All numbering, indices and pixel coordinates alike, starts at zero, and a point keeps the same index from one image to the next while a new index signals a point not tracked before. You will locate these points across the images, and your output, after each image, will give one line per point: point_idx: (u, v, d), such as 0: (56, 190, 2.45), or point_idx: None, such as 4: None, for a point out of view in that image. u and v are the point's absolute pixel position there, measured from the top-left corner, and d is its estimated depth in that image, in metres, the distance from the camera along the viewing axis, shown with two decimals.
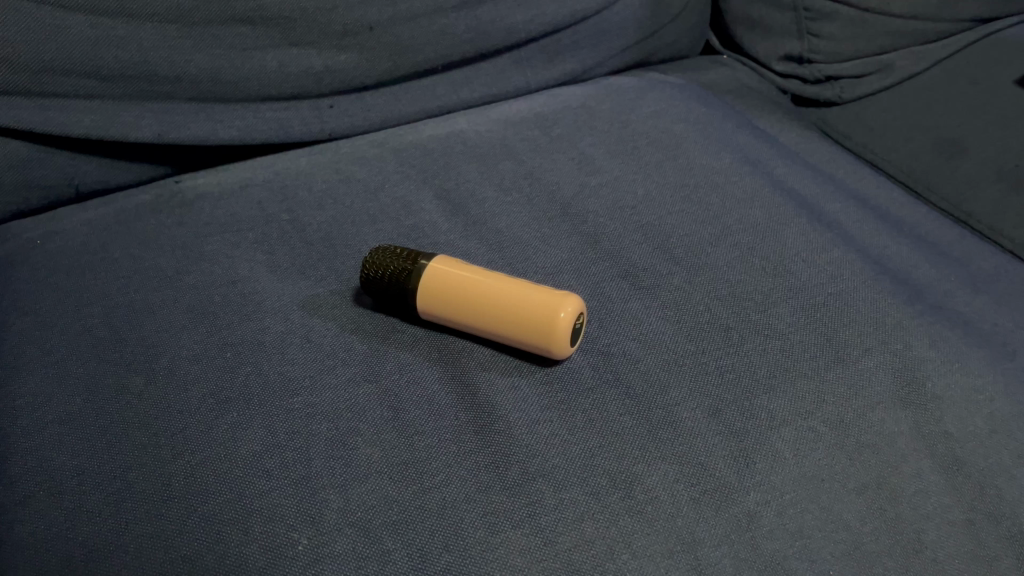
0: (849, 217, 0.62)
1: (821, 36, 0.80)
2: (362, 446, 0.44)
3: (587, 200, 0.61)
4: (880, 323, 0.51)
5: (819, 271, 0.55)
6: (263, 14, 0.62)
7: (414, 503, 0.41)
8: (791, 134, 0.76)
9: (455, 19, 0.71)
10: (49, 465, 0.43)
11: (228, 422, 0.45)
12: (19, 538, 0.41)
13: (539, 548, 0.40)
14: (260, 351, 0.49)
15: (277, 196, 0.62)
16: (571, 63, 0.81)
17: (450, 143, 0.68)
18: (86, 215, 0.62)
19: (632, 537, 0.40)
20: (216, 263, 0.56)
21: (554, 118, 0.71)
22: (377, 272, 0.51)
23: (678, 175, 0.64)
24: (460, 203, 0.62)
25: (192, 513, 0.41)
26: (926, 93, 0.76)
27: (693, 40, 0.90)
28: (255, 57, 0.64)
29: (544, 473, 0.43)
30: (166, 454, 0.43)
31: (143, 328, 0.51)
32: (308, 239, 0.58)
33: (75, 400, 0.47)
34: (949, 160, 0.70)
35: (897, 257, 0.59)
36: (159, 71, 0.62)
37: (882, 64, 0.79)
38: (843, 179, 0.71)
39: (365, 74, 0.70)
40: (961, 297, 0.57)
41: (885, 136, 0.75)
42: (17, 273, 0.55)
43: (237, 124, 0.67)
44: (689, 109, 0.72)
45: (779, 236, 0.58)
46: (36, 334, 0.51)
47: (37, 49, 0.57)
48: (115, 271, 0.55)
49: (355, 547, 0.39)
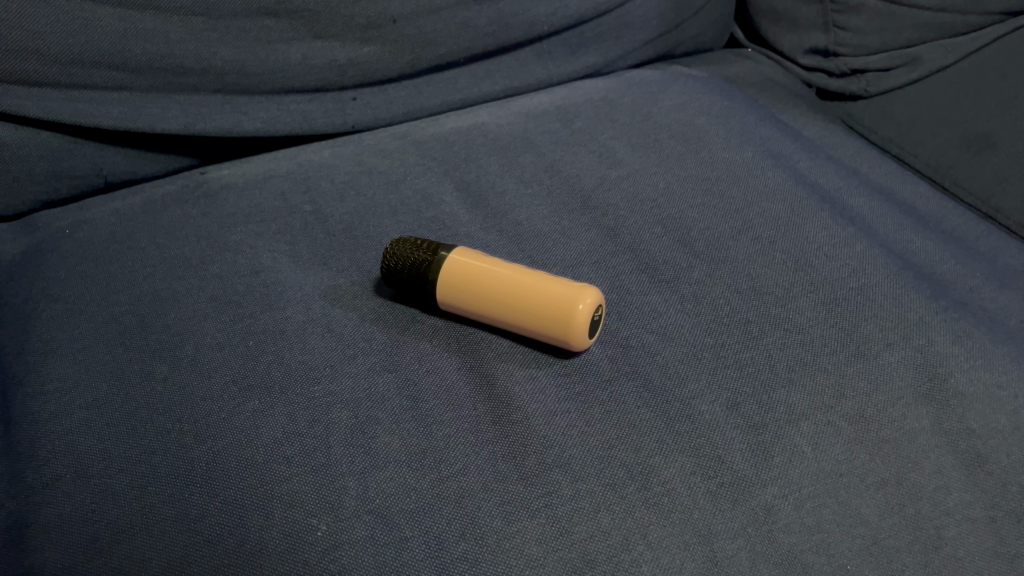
0: (873, 212, 0.62)
1: (847, 28, 0.80)
2: (382, 435, 0.44)
3: (607, 193, 0.61)
4: (902, 318, 0.51)
5: (840, 265, 0.54)
6: (287, 7, 0.63)
7: (432, 491, 0.42)
8: (815, 127, 0.76)
9: (478, 12, 0.71)
10: (77, 449, 0.44)
11: (250, 410, 0.45)
12: (46, 519, 0.41)
13: (555, 537, 0.40)
14: (282, 340, 0.50)
15: (300, 187, 0.63)
16: (593, 56, 0.81)
17: (472, 136, 0.69)
18: (113, 205, 0.63)
19: (648, 528, 0.41)
20: (239, 253, 0.57)
21: (575, 111, 0.71)
22: (397, 263, 0.51)
23: (700, 169, 0.63)
24: (481, 195, 0.62)
25: (214, 498, 0.42)
26: (955, 87, 0.74)
27: (717, 33, 0.90)
28: (279, 50, 0.65)
29: (561, 464, 0.43)
30: (189, 440, 0.44)
31: (168, 316, 0.52)
32: (331, 230, 0.59)
33: (102, 386, 0.48)
34: (976, 154, 0.69)
35: (921, 252, 0.59)
36: (185, 63, 0.62)
37: (910, 56, 0.77)
38: (867, 172, 0.70)
39: (388, 67, 0.70)
40: (986, 294, 0.56)
41: (911, 130, 0.74)
42: (46, 261, 0.57)
43: (262, 116, 0.68)
44: (712, 102, 0.72)
45: (800, 230, 0.57)
46: (64, 321, 0.52)
47: (68, 41, 0.58)
48: (141, 260, 0.56)
49: (373, 534, 0.40)
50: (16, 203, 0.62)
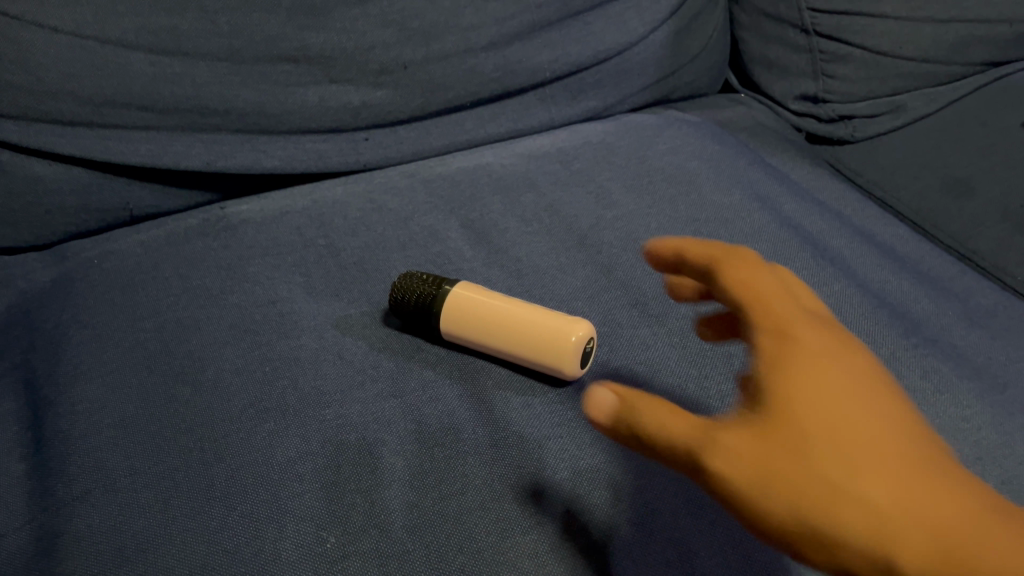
0: (852, 252, 0.65)
1: (835, 77, 0.84)
2: (388, 456, 0.48)
3: (602, 232, 0.65)
4: (874, 354, 0.54)
5: (820, 303, 0.58)
6: (306, 53, 0.68)
7: (434, 508, 0.45)
8: (802, 170, 0.80)
9: (483, 59, 0.75)
10: (105, 465, 0.48)
11: (266, 430, 0.49)
12: (77, 529, 0.45)
13: (547, 552, 0.44)
14: (296, 366, 0.53)
15: (315, 222, 0.67)
16: (594, 101, 0.85)
17: (476, 175, 0.73)
18: (138, 237, 0.67)
19: (631, 546, 0.44)
20: (257, 284, 0.61)
21: (575, 153, 0.75)
22: (405, 296, 0.55)
23: (690, 210, 0.67)
24: (483, 232, 0.66)
25: (232, 511, 0.45)
26: (937, 133, 0.80)
27: (712, 78, 0.95)
28: (297, 93, 0.69)
29: (554, 484, 0.47)
30: (209, 458, 0.48)
31: (190, 342, 0.55)
32: (343, 263, 0.63)
33: (129, 406, 0.51)
34: (956, 199, 0.73)
35: (897, 291, 0.62)
36: (209, 105, 0.66)
37: (895, 104, 0.83)
38: (850, 214, 0.74)
39: (399, 110, 0.75)
40: (957, 331, 0.60)
41: (894, 174, 0.78)
42: (76, 290, 0.61)
43: (279, 154, 0.72)
44: (704, 146, 0.76)
45: (783, 270, 0.61)
46: (92, 345, 0.55)
47: (100, 83, 0.62)
48: (165, 289, 0.60)
49: (378, 547, 0.43)
50: (47, 234, 0.66)
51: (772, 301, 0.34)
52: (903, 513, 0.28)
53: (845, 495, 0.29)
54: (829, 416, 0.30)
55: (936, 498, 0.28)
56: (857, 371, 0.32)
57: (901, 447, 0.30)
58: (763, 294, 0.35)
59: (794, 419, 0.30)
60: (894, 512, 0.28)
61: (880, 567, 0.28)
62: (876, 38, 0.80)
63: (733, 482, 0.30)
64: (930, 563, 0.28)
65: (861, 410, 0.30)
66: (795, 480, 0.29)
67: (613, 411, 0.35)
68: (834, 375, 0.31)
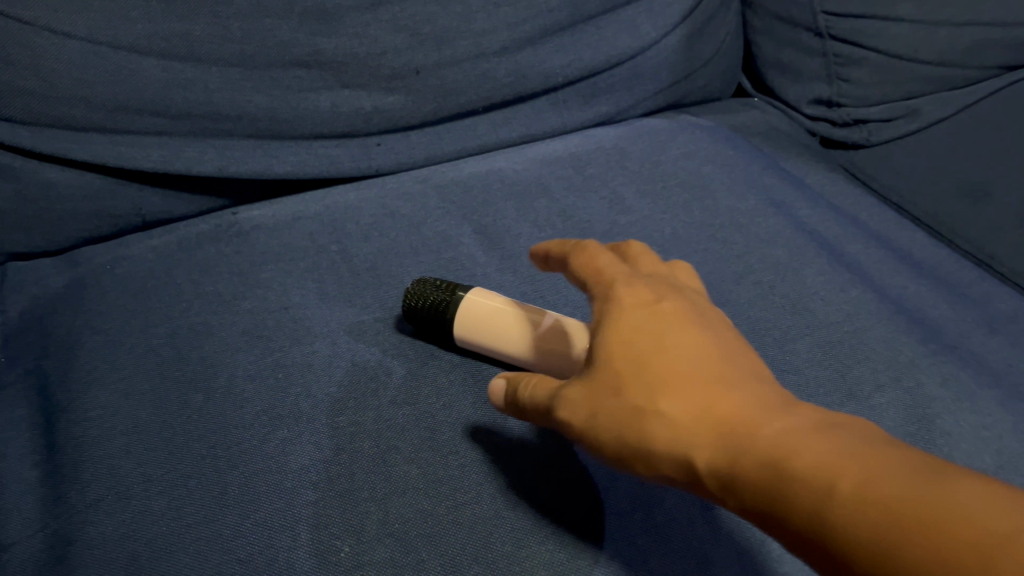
0: (869, 258, 0.65)
1: (850, 80, 0.83)
2: (402, 464, 0.47)
3: (616, 237, 0.65)
4: (893, 361, 0.54)
5: (837, 309, 0.58)
6: (318, 58, 0.67)
7: (448, 517, 0.45)
8: (817, 175, 0.79)
9: (496, 63, 0.75)
10: (118, 471, 0.48)
11: (279, 438, 0.49)
12: (90, 536, 0.45)
13: (564, 562, 0.43)
14: (309, 373, 0.53)
15: (327, 228, 0.67)
16: (606, 105, 0.85)
17: (489, 181, 0.72)
18: (151, 243, 0.67)
19: (648, 556, 0.44)
20: (269, 290, 0.60)
21: (588, 158, 0.75)
22: (419, 302, 0.55)
23: (705, 215, 0.67)
24: (496, 237, 0.66)
25: (245, 519, 0.45)
26: (953, 137, 0.79)
27: (725, 82, 0.94)
28: (309, 98, 0.69)
29: (570, 492, 0.46)
30: (222, 465, 0.47)
31: (203, 348, 0.55)
32: (355, 269, 0.63)
33: (142, 413, 0.51)
34: (974, 204, 0.72)
35: (915, 297, 0.62)
36: (221, 111, 0.66)
37: (909, 108, 0.82)
38: (866, 219, 0.73)
39: (412, 114, 0.74)
40: (977, 338, 0.59)
41: (910, 179, 0.78)
42: (89, 295, 0.60)
43: (291, 160, 0.72)
44: (717, 152, 0.76)
45: (799, 276, 0.61)
46: (105, 351, 0.55)
47: (113, 89, 0.61)
48: (178, 295, 0.60)
49: (392, 556, 0.43)
50: (60, 239, 0.66)
51: (605, 275, 0.44)
52: (688, 413, 0.36)
53: (646, 415, 0.37)
54: (632, 354, 0.38)
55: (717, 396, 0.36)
56: (663, 315, 0.39)
57: (690, 365, 0.37)
58: (598, 273, 0.44)
59: (607, 360, 0.39)
60: (683, 416, 0.36)
61: (685, 463, 0.36)
62: (892, 42, 0.79)
63: (576, 424, 0.40)
64: (715, 449, 0.35)
65: (656, 342, 0.38)
66: (611, 407, 0.38)
67: (508, 397, 0.45)
68: (639, 318, 0.40)
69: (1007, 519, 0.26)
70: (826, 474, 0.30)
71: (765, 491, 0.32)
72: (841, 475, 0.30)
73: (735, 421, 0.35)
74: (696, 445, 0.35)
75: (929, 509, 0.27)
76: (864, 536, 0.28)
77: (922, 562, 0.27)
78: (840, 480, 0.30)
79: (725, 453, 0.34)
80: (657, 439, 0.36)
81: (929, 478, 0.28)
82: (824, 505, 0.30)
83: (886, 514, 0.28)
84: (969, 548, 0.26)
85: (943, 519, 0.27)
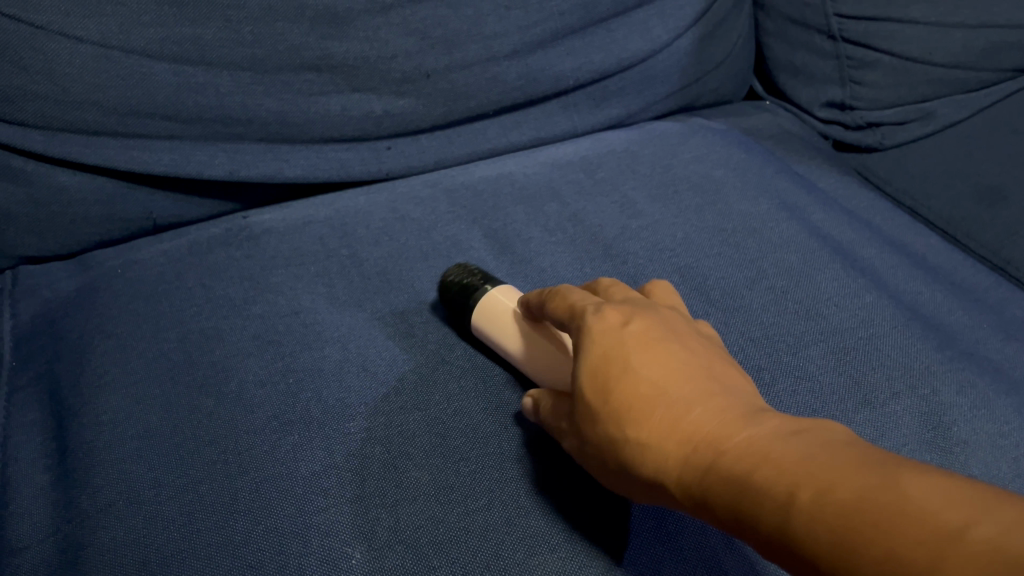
0: (883, 263, 0.64)
1: (863, 83, 0.83)
2: (413, 470, 0.47)
3: (627, 242, 0.64)
4: (908, 368, 0.53)
5: (851, 315, 0.57)
6: (329, 62, 0.67)
7: (459, 524, 0.44)
8: (830, 178, 0.78)
9: (507, 67, 0.75)
10: (129, 476, 0.48)
11: (290, 443, 0.48)
12: (101, 542, 0.44)
13: (576, 570, 0.43)
14: (320, 378, 0.53)
15: (338, 232, 0.67)
16: (617, 108, 0.85)
17: (499, 185, 0.72)
18: (162, 247, 0.67)
19: (661, 564, 0.44)
20: (280, 294, 0.60)
21: (599, 162, 0.75)
22: (450, 290, 0.57)
23: (717, 220, 0.66)
24: (507, 242, 0.65)
25: (256, 525, 0.44)
26: (968, 140, 0.79)
27: (736, 85, 0.94)
28: (320, 102, 0.69)
29: (580, 501, 0.46)
30: (233, 471, 0.47)
31: (213, 353, 0.55)
32: (366, 273, 0.63)
33: (153, 418, 0.51)
34: (989, 208, 0.71)
35: (930, 303, 0.61)
36: (232, 115, 0.66)
37: (923, 111, 0.82)
38: (879, 223, 0.73)
39: (422, 118, 0.74)
40: (993, 344, 0.58)
41: (924, 183, 0.77)
42: (101, 299, 0.60)
43: (301, 163, 0.71)
44: (729, 156, 0.75)
45: (813, 281, 0.60)
46: (116, 355, 0.55)
47: (125, 93, 0.61)
48: (188, 299, 0.60)
49: (404, 563, 0.43)
50: (72, 243, 0.67)
51: (577, 306, 0.46)
52: (666, 436, 0.38)
53: (625, 444, 0.39)
54: (602, 384, 0.41)
55: (691, 418, 0.38)
56: (628, 342, 0.41)
57: (663, 390, 0.40)
58: (570, 305, 0.46)
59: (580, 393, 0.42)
60: (660, 442, 0.38)
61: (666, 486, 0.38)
62: (906, 44, 0.79)
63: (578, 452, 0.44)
64: (691, 472, 0.37)
65: (622, 370, 0.40)
66: (597, 436, 0.41)
67: (530, 412, 0.48)
68: (608, 347, 0.42)
69: (955, 513, 0.28)
70: (788, 484, 0.32)
71: (736, 504, 0.34)
72: (801, 484, 0.32)
73: (708, 440, 0.37)
74: (675, 466, 0.38)
75: (887, 514, 0.29)
76: (824, 541, 0.30)
77: (875, 561, 0.28)
78: (798, 491, 0.32)
79: (702, 477, 0.36)
80: (641, 463, 0.39)
81: (881, 480, 0.30)
82: (788, 515, 0.32)
83: (843, 518, 0.30)
84: (922, 547, 0.28)
85: (892, 520, 0.29)
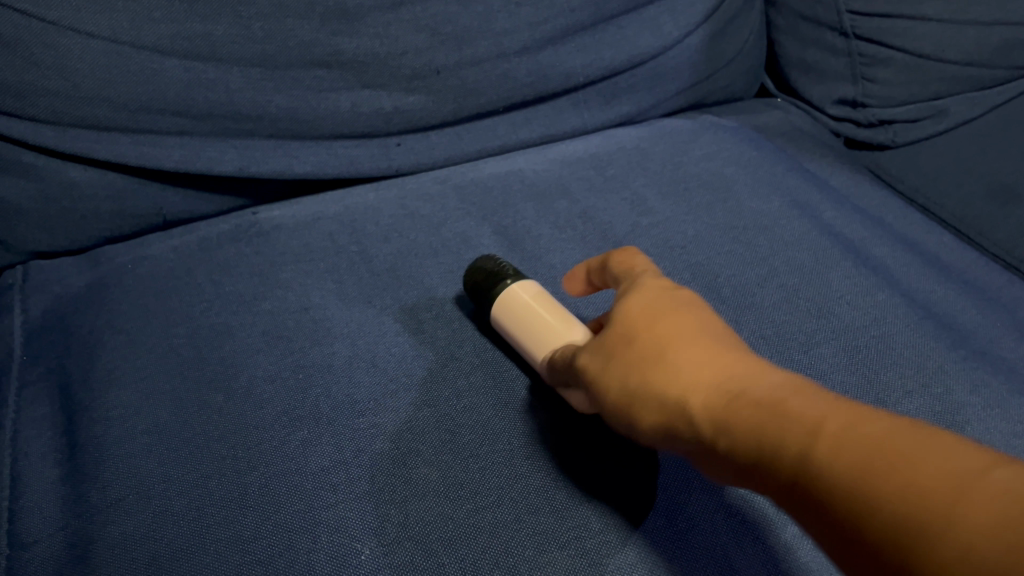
0: (896, 261, 0.64)
1: (876, 81, 0.82)
2: (422, 466, 0.47)
3: (638, 239, 0.64)
4: (921, 367, 0.53)
5: (863, 313, 0.57)
6: (339, 58, 0.67)
7: (469, 521, 0.44)
8: (842, 176, 0.78)
9: (517, 63, 0.75)
10: (139, 471, 0.48)
11: (300, 439, 0.48)
12: (112, 536, 0.44)
13: (585, 568, 0.43)
14: (329, 374, 0.53)
15: (347, 228, 0.67)
16: (627, 106, 0.84)
17: (509, 181, 0.72)
18: (172, 242, 0.67)
19: (672, 562, 0.43)
20: (289, 290, 0.60)
21: (609, 159, 0.74)
22: (475, 282, 0.56)
23: (728, 218, 0.66)
24: (517, 238, 0.65)
25: (265, 521, 0.44)
26: (981, 138, 0.78)
27: (747, 82, 0.93)
28: (330, 98, 0.69)
29: (590, 498, 0.46)
30: (242, 466, 0.47)
31: (223, 348, 0.55)
32: (375, 270, 0.63)
33: (163, 412, 0.51)
34: (1003, 206, 0.70)
35: (943, 301, 0.61)
36: (242, 111, 0.66)
37: (937, 108, 0.81)
38: (892, 221, 0.72)
39: (432, 115, 0.74)
40: (1007, 343, 0.58)
41: (938, 181, 0.77)
42: (111, 294, 0.61)
43: (311, 159, 0.71)
44: (740, 153, 0.75)
45: (824, 279, 0.60)
46: (127, 350, 0.55)
47: (136, 88, 0.61)
48: (198, 295, 0.60)
49: (413, 559, 0.43)
50: (82, 238, 0.67)
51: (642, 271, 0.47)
52: (697, 373, 0.38)
53: (658, 376, 0.39)
54: (651, 323, 0.41)
55: (725, 369, 0.37)
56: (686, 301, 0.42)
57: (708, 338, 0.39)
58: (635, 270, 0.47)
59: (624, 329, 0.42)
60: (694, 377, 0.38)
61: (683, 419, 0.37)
62: (919, 41, 0.78)
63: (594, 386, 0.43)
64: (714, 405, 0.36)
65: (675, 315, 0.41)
66: (626, 368, 0.41)
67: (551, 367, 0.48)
68: (660, 299, 0.42)
69: (985, 462, 0.26)
70: (815, 418, 0.31)
71: (753, 435, 0.33)
72: (829, 418, 0.31)
73: (741, 381, 0.36)
74: (698, 399, 0.37)
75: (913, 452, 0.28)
76: (841, 469, 0.29)
77: (889, 491, 0.27)
78: (824, 423, 0.31)
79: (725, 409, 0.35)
80: (665, 394, 0.38)
81: (914, 425, 0.29)
82: (807, 445, 0.31)
83: (864, 451, 0.29)
84: (939, 483, 0.26)
85: (914, 456, 0.27)
